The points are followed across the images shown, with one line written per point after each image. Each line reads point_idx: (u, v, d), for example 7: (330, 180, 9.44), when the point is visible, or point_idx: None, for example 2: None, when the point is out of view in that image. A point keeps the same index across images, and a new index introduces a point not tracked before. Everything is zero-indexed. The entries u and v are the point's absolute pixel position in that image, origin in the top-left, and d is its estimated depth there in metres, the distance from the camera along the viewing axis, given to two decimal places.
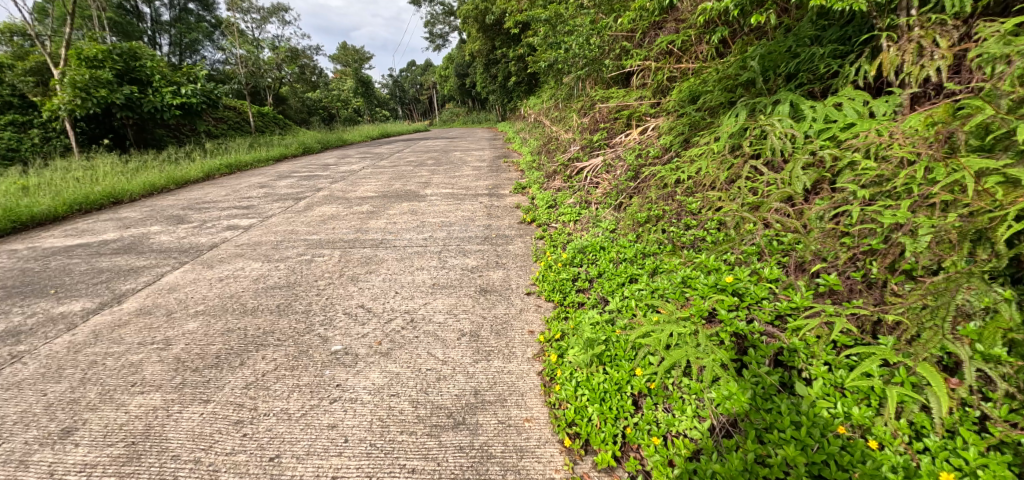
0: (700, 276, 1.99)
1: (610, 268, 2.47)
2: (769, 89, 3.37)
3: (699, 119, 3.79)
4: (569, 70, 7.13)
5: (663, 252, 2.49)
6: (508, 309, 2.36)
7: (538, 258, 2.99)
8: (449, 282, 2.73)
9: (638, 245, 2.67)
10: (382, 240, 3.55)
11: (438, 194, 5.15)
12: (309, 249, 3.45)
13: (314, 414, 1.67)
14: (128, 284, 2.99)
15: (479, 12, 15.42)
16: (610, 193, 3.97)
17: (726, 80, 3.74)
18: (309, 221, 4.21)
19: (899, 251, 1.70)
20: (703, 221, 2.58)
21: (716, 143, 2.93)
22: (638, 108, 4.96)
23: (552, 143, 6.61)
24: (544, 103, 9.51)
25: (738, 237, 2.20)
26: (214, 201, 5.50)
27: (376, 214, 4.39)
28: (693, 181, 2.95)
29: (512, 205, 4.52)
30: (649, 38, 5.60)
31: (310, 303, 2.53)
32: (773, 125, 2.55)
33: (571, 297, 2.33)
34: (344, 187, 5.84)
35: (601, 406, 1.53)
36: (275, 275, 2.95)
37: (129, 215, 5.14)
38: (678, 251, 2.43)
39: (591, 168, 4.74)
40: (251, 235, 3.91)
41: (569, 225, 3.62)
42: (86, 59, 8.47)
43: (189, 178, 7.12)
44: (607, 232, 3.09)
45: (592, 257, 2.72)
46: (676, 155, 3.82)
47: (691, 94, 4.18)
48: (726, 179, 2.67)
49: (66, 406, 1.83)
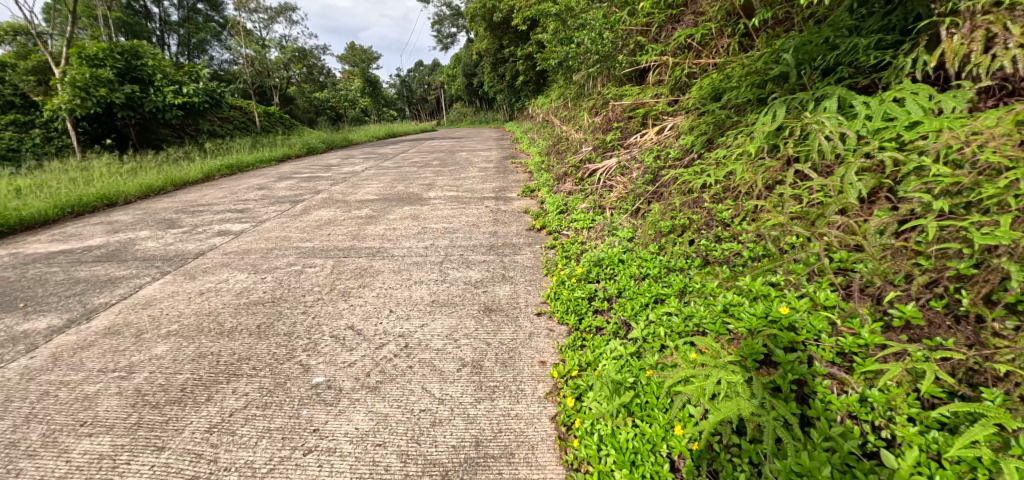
0: (743, 302, 1.69)
1: (632, 285, 2.19)
2: (804, 85, 3.07)
3: (723, 118, 3.46)
4: (579, 67, 6.84)
5: (692, 266, 2.21)
6: (516, 334, 2.07)
7: (549, 271, 2.70)
8: (451, 299, 2.45)
9: (660, 257, 2.40)
10: (380, 249, 3.27)
11: (441, 197, 4.88)
12: (301, 258, 3.19)
13: (283, 470, 1.41)
14: (102, 298, 2.74)
15: (487, 10, 15.10)
16: (625, 197, 3.70)
17: (753, 75, 3.42)
18: (303, 227, 3.96)
19: (999, 278, 1.38)
20: (735, 231, 2.29)
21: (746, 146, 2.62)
22: (655, 106, 4.68)
23: (561, 143, 6.31)
24: (552, 103, 9.22)
25: (785, 255, 1.89)
26: (209, 204, 5.28)
27: (375, 219, 4.12)
28: (724, 186, 2.66)
29: (520, 210, 4.22)
30: (665, 33, 5.22)
31: (294, 324, 2.25)
32: (821, 123, 2.20)
33: (588, 321, 2.05)
34: (344, 190, 5.60)
35: (631, 473, 1.24)
36: (260, 288, 2.69)
37: (120, 218, 4.93)
38: (709, 266, 2.15)
39: (604, 170, 4.45)
40: (241, 242, 3.66)
41: (582, 233, 3.33)
42: (87, 58, 8.32)
43: (188, 179, 6.93)
44: (625, 242, 2.85)
45: (610, 272, 2.45)
46: (699, 157, 3.52)
47: (715, 91, 3.88)
48: (763, 184, 2.35)
49: (1, 452, 1.58)
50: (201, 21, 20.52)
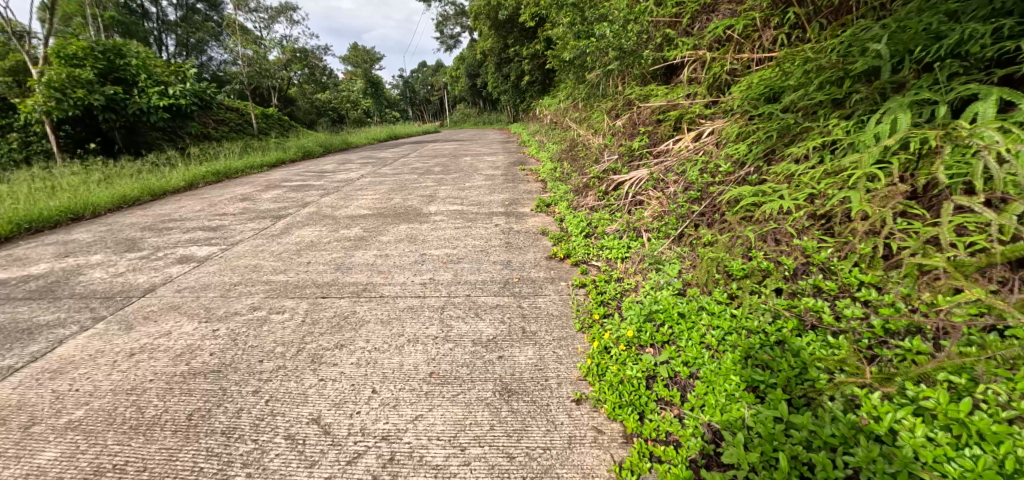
0: (934, 439, 1.16)
1: (706, 359, 1.62)
2: (899, 82, 2.46)
3: (788, 123, 2.84)
4: (596, 64, 6.20)
5: (788, 332, 1.65)
6: (547, 441, 1.46)
7: (579, 325, 2.07)
8: (454, 371, 1.81)
9: (733, 313, 1.83)
10: (366, 287, 2.63)
11: (443, 212, 4.25)
12: (268, 299, 2.56)
13: None
14: (6, 360, 2.13)
15: (492, 8, 14.51)
16: (664, 218, 3.07)
17: (826, 71, 2.81)
18: (280, 252, 3.33)
19: None
20: (842, 282, 1.71)
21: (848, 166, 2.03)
22: (690, 108, 4.05)
23: (577, 148, 5.68)
24: (562, 104, 8.59)
25: (976, 345, 1.32)
26: (182, 219, 4.67)
27: (365, 240, 3.50)
28: (812, 216, 2.08)
29: (537, 230, 3.57)
30: (699, 24, 4.58)
31: (237, 414, 1.64)
32: (990, 140, 1.60)
33: (654, 421, 1.45)
34: (335, 202, 4.98)
35: None
36: (206, 350, 2.07)
37: (79, 237, 4.33)
38: (815, 335, 1.58)
39: (634, 182, 3.80)
40: (203, 273, 3.04)
41: (616, 266, 2.72)
42: (65, 58, 7.76)
43: (168, 189, 6.35)
44: (677, 284, 2.24)
45: (666, 331, 1.85)
46: (757, 172, 2.88)
47: (772, 91, 3.27)
48: (892, 216, 1.74)
49: None
50: (199, 21, 20.03)
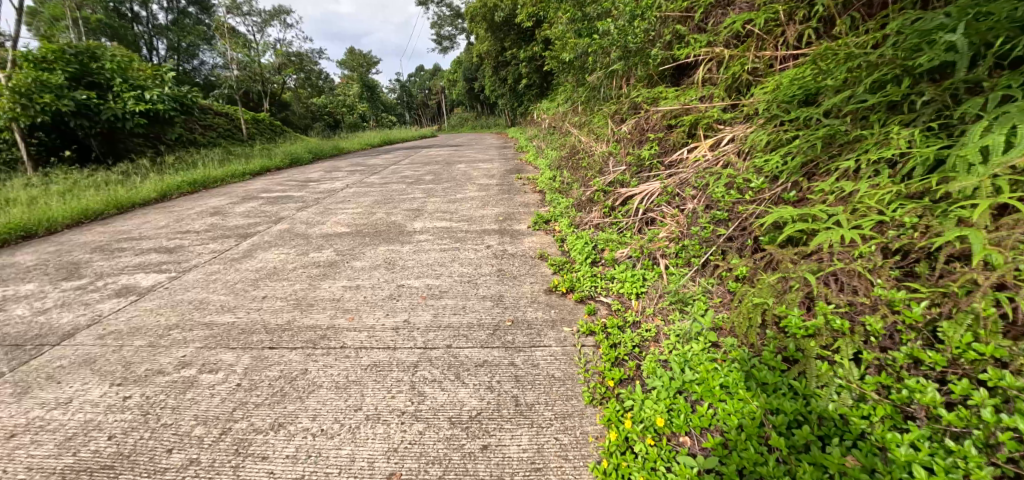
0: None
1: (775, 468, 1.21)
2: (976, 81, 2.04)
3: (834, 130, 2.39)
4: (598, 65, 5.75)
5: (882, 427, 1.24)
6: None
7: (589, 397, 1.60)
8: (420, 473, 1.35)
9: (796, 388, 1.40)
10: (325, 334, 2.14)
11: (430, 230, 3.78)
12: (204, 350, 2.08)
13: None
14: None
15: (489, 10, 14.11)
16: (684, 242, 2.61)
17: (880, 68, 2.36)
18: (234, 282, 2.85)
19: None
20: (949, 352, 1.27)
21: (953, 190, 1.68)
22: (706, 112, 3.59)
23: (578, 155, 5.23)
24: (561, 107, 8.13)
25: None
26: (139, 238, 4.19)
27: (336, 267, 3.03)
28: (882, 249, 1.69)
29: (534, 254, 3.10)
30: (714, 19, 4.14)
31: None
32: None
33: None
34: (312, 217, 4.50)
35: None
36: (106, 433, 1.61)
37: (20, 259, 3.84)
38: (924, 436, 1.18)
39: (644, 195, 3.34)
40: (138, 310, 2.56)
41: (631, 304, 2.26)
42: (34, 61, 7.28)
43: (137, 201, 5.86)
44: (710, 335, 1.80)
45: (710, 411, 1.42)
46: (795, 188, 2.42)
47: (807, 92, 2.81)
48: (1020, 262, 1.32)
49: None
50: (190, 24, 19.60)
